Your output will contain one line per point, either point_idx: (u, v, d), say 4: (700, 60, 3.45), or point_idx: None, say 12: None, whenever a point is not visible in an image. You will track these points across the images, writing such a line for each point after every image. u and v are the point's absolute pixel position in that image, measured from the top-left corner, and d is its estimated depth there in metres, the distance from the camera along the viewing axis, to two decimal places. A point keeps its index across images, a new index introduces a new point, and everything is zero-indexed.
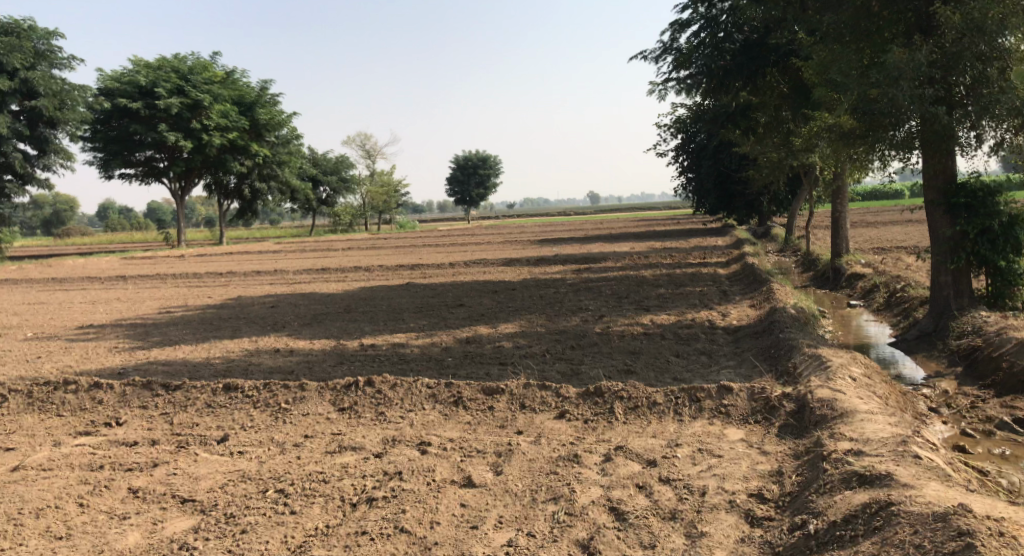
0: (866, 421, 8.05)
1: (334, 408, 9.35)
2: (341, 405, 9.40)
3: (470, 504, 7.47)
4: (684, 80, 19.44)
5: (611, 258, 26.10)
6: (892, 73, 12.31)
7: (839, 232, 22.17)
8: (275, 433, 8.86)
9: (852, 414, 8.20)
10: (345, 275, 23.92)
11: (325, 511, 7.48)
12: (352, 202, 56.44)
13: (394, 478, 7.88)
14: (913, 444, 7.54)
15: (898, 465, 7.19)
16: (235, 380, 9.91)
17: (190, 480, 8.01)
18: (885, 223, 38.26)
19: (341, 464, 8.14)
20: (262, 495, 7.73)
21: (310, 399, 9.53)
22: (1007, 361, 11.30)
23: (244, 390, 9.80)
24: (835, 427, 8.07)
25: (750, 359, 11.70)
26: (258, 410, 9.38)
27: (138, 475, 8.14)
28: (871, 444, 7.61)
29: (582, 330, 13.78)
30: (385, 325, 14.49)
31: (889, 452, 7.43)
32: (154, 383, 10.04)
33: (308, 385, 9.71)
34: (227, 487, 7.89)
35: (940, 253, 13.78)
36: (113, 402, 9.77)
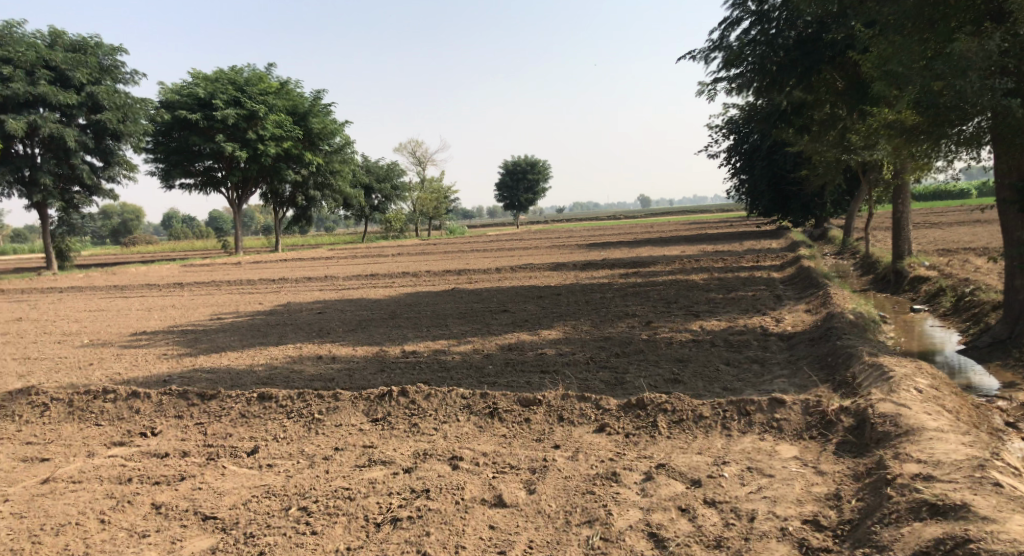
0: (935, 439, 7.51)
1: (367, 419, 9.12)
2: (374, 416, 9.15)
3: (499, 527, 7.19)
4: (735, 79, 18.89)
5: (662, 262, 25.57)
6: (958, 65, 11.75)
7: (901, 234, 21.35)
8: (304, 445, 8.65)
9: (918, 431, 7.65)
10: (393, 281, 23.81)
11: (347, 531, 7.29)
12: (403, 208, 56.65)
13: (421, 496, 7.62)
14: (991, 469, 7.01)
15: (977, 495, 6.72)
16: (270, 389, 9.69)
17: (214, 496, 7.86)
18: (948, 223, 37.00)
19: (368, 480, 7.89)
20: (283, 513, 7.56)
21: (343, 409, 9.31)
22: None
23: (278, 400, 9.58)
24: (899, 446, 7.55)
25: (806, 368, 11.16)
26: (291, 421, 9.19)
27: (162, 489, 8.02)
28: (942, 467, 7.11)
29: (629, 336, 13.36)
30: (429, 331, 14.24)
31: (964, 477, 6.93)
32: (190, 392, 9.91)
33: (342, 395, 9.48)
34: (250, 504, 7.71)
35: (1014, 256, 13.06)
36: (149, 412, 9.68)
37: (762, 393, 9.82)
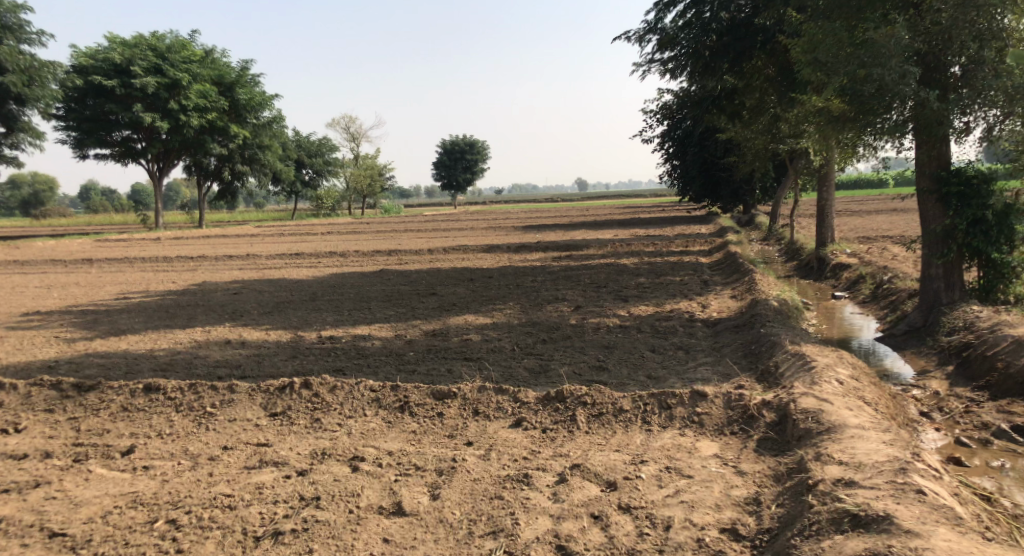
0: (856, 438, 7.34)
1: (265, 414, 8.66)
2: (273, 410, 8.72)
3: (394, 540, 6.75)
4: (667, 62, 18.73)
5: (595, 245, 25.37)
6: (880, 55, 11.85)
7: (825, 220, 21.57)
8: (189, 444, 8.14)
9: (840, 428, 7.50)
10: (318, 261, 23.07)
11: (220, 548, 6.76)
12: (335, 185, 55.42)
13: (310, 505, 7.16)
14: (912, 473, 6.83)
15: (900, 505, 6.49)
16: (157, 380, 9.23)
17: (69, 507, 7.27)
18: (871, 212, 37.84)
19: (255, 485, 7.42)
20: (148, 527, 7.00)
21: (238, 403, 8.85)
22: (1002, 361, 10.68)
23: (165, 391, 9.13)
24: (821, 445, 7.37)
25: (729, 356, 11.03)
26: (180, 415, 8.70)
27: (7, 500, 7.41)
28: (864, 470, 6.91)
29: (556, 321, 13.06)
30: (350, 315, 13.68)
31: (888, 484, 6.72)
32: (64, 383, 9.34)
33: (238, 386, 9.06)
34: (109, 516, 7.14)
35: (930, 245, 13.20)
36: (16, 405, 9.07)
37: (683, 384, 9.63)
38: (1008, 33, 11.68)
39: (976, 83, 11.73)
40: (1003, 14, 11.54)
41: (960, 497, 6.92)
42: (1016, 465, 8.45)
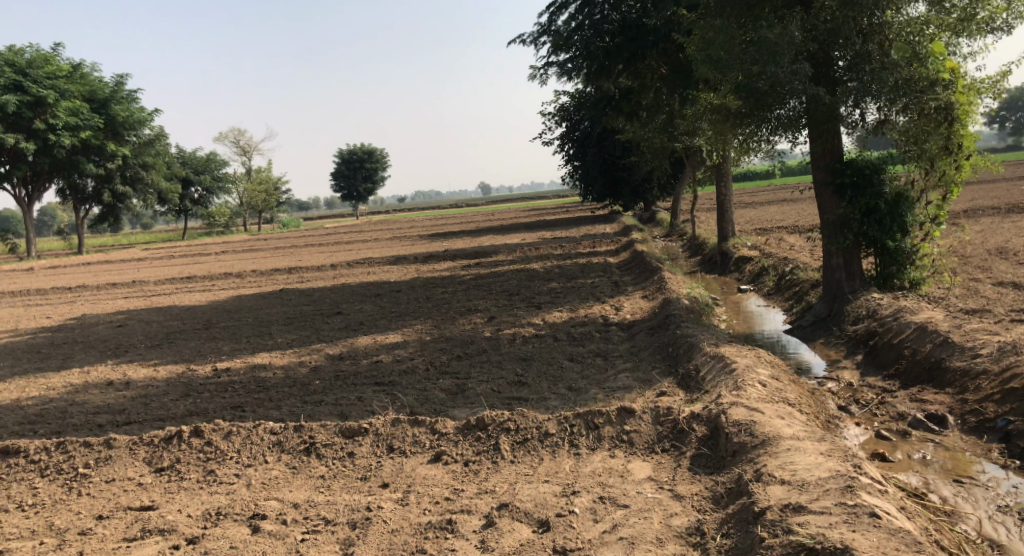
0: (793, 451, 7.11)
1: (149, 470, 7.94)
2: (158, 465, 7.99)
3: None
4: (564, 64, 18.45)
5: (503, 251, 25.03)
6: (771, 51, 11.84)
7: (725, 214, 21.75)
8: (56, 517, 7.32)
9: (775, 440, 7.26)
10: (212, 284, 21.97)
11: None
12: (228, 202, 53.47)
13: None
14: (859, 490, 6.55)
15: (857, 532, 6.17)
16: (19, 442, 8.42)
17: None
18: (765, 203, 38.75)
19: None
20: None
21: (116, 461, 8.09)
22: (909, 348, 10.72)
23: (27, 454, 8.32)
24: (760, 461, 7.10)
25: (648, 361, 10.77)
26: (46, 481, 7.92)
27: None
28: (809, 491, 6.62)
29: (469, 335, 12.58)
30: (248, 343, 12.84)
31: (838, 508, 6.41)
32: None
33: (115, 441, 8.28)
34: None
35: (828, 235, 13.34)
36: None
37: (603, 399, 9.30)
38: (888, 28, 11.87)
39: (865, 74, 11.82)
40: (882, 9, 11.74)
41: (906, 511, 6.69)
42: (937, 457, 8.41)
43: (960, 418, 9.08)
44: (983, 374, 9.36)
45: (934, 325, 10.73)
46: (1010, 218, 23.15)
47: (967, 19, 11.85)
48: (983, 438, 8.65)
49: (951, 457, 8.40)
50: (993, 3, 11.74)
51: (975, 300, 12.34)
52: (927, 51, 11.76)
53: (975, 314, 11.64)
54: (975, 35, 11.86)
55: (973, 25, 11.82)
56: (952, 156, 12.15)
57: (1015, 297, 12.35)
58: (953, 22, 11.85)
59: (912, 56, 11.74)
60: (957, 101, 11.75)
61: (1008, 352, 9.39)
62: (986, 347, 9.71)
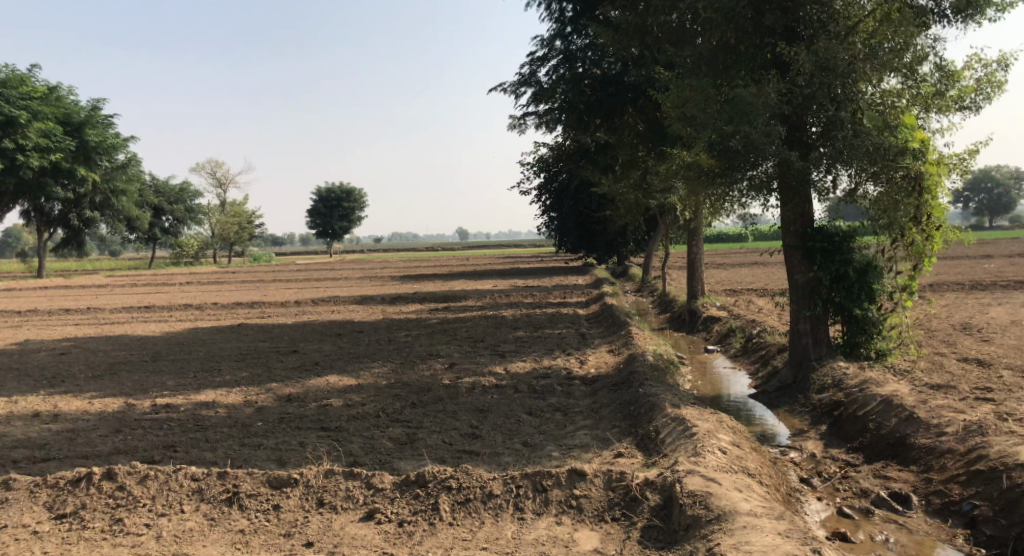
0: (750, 528, 6.74)
1: (49, 516, 7.42)
2: (61, 510, 7.47)
3: None
4: (543, 115, 18.38)
5: (472, 297, 24.63)
6: (745, 111, 11.69)
7: (695, 273, 21.57)
8: None
9: (731, 515, 6.88)
10: (170, 315, 21.33)
11: None
12: (200, 233, 52.75)
13: None
14: None
15: None
16: None
17: None
18: (737, 264, 38.82)
19: None
20: None
21: (15, 505, 7.56)
22: (874, 422, 10.45)
23: None
24: (713, 538, 6.71)
25: (608, 419, 10.37)
26: None
27: None
28: None
29: (425, 382, 12.12)
30: (195, 378, 12.29)
31: None
32: None
33: (16, 484, 7.76)
34: None
35: (796, 300, 13.16)
36: None
37: (557, 458, 8.87)
38: (862, 98, 11.79)
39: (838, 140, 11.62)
40: (857, 79, 11.66)
41: None
42: (901, 539, 8.10)
43: (924, 498, 8.76)
44: (949, 454, 9.10)
45: (901, 399, 10.47)
46: (977, 294, 23.23)
47: (938, 94, 11.93)
48: (948, 521, 8.33)
49: (914, 541, 8.08)
50: (963, 82, 11.88)
51: (941, 375, 12.13)
52: (898, 121, 11.73)
53: (941, 388, 11.42)
54: (947, 110, 11.90)
55: (945, 100, 11.88)
56: (921, 224, 12.04)
57: (981, 374, 12.17)
58: (926, 96, 11.87)
59: (883, 126, 11.65)
60: (926, 171, 11.68)
61: (975, 433, 9.15)
62: (953, 426, 9.47)
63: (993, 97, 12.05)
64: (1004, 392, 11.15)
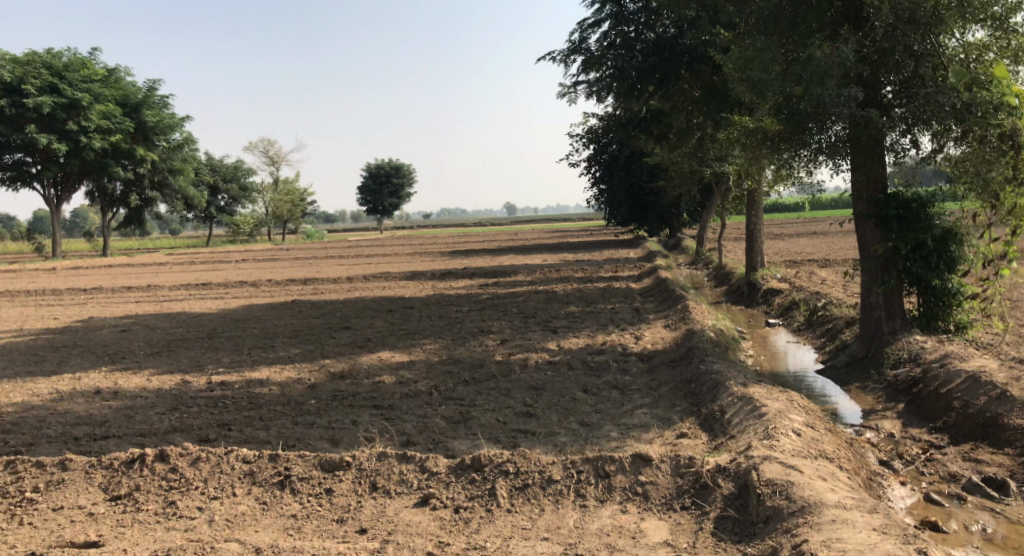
0: (841, 524, 6.24)
1: (104, 498, 7.33)
2: (115, 492, 7.39)
3: None
4: (593, 83, 17.78)
5: (524, 271, 24.33)
6: (817, 70, 11.04)
7: (754, 245, 20.93)
8: None
9: (817, 508, 6.43)
10: (224, 292, 21.43)
11: None
12: (254, 211, 53.27)
13: None
14: None
15: None
16: None
17: None
18: (793, 235, 37.91)
19: None
20: None
21: (71, 486, 7.50)
22: (959, 400, 9.91)
23: None
24: (797, 531, 6.29)
25: (668, 398, 9.99)
26: None
27: None
28: None
29: (479, 358, 11.87)
30: (249, 355, 12.21)
31: None
32: None
33: (71, 464, 7.71)
34: None
35: (869, 271, 12.53)
36: None
37: (618, 438, 8.54)
38: (946, 53, 11.12)
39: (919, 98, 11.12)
40: (940, 31, 10.99)
41: None
42: (1001, 529, 7.69)
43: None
44: None
45: (987, 376, 9.91)
46: None
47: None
48: None
49: (1015, 532, 7.63)
50: None
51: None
52: (988, 75, 10.96)
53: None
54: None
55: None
56: None
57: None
58: (1018, 47, 11.04)
59: (971, 82, 10.95)
60: None
61: None
62: None
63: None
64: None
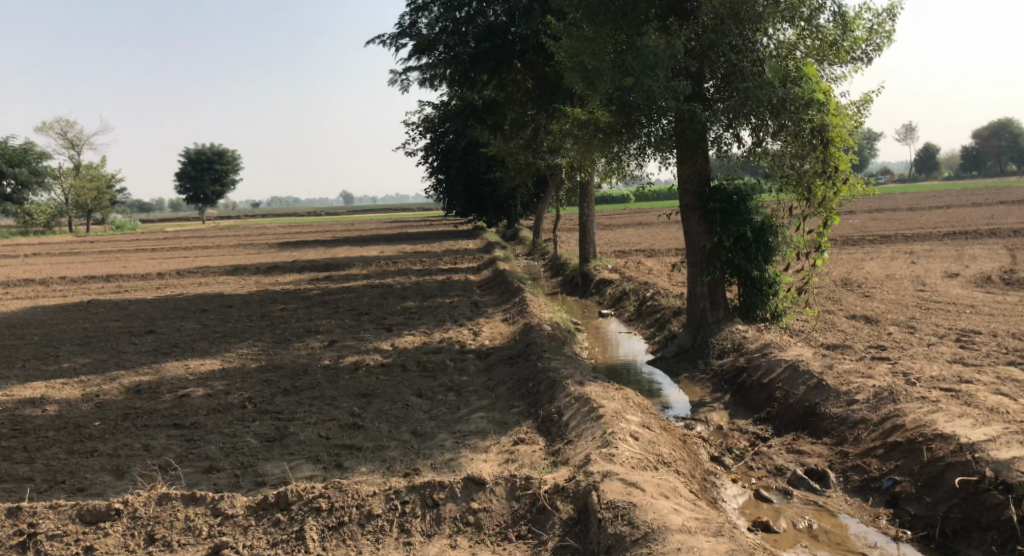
0: (685, 551, 5.80)
1: None
2: None
3: None
4: (425, 69, 16.70)
5: (355, 264, 23.19)
6: (647, 61, 10.78)
7: (587, 236, 20.86)
8: None
9: (661, 534, 5.95)
10: (8, 293, 18.99)
11: None
12: (50, 200, 48.55)
13: None
14: None
15: None
16: None
17: None
18: (624, 225, 38.69)
19: None
20: None
21: None
22: (781, 391, 9.92)
23: None
24: None
25: (504, 399, 9.44)
26: None
27: None
28: None
29: (302, 363, 10.85)
30: (23, 370, 10.60)
31: None
32: None
33: None
34: None
35: (695, 263, 12.47)
36: None
37: (452, 449, 7.84)
38: (763, 51, 11.14)
39: (739, 93, 10.95)
40: (759, 25, 11.04)
41: None
42: (823, 525, 7.54)
43: (841, 475, 8.26)
44: (862, 423, 8.62)
45: (806, 365, 10.00)
46: (856, 250, 23.55)
47: (834, 45, 11.32)
48: (869, 501, 7.80)
49: (836, 527, 7.51)
50: (855, 33, 11.32)
51: (834, 335, 11.88)
52: (799, 73, 11.15)
53: (840, 350, 11.09)
54: (842, 61, 11.35)
55: (841, 51, 11.30)
56: (829, 177, 11.35)
57: (872, 333, 12.00)
58: (822, 47, 11.26)
59: (784, 78, 11.11)
60: (830, 123, 11.05)
61: (887, 400, 8.71)
62: (863, 393, 9.03)
63: (882, 48, 11.65)
64: (897, 351, 10.96)
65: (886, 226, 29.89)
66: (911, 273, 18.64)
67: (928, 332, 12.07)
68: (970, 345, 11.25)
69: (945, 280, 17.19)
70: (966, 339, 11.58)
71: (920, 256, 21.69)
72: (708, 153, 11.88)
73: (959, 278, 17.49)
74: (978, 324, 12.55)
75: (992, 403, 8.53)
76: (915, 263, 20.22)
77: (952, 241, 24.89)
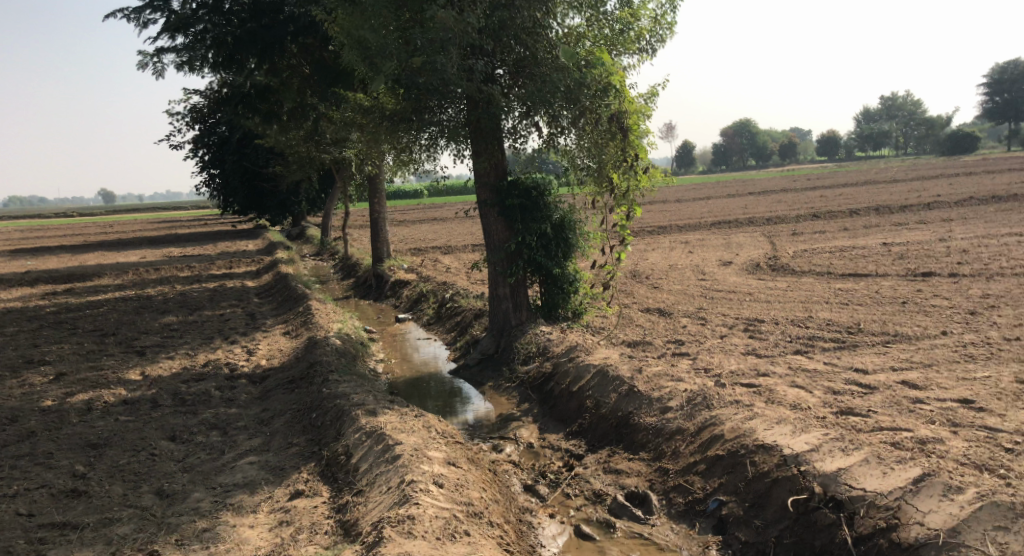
0: None
1: None
2: None
3: None
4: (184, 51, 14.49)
5: (109, 274, 20.33)
6: (438, 38, 9.54)
7: (379, 233, 19.45)
8: None
9: None
10: None
11: None
12: None
13: None
14: None
15: None
16: None
17: None
18: (413, 220, 37.55)
19: None
20: None
21: None
22: (592, 400, 9.06)
23: None
24: None
25: (282, 435, 7.92)
26: None
27: None
28: None
29: (18, 406, 8.69)
30: None
31: None
32: None
33: None
34: None
35: (495, 261, 11.40)
36: None
37: (208, 514, 6.24)
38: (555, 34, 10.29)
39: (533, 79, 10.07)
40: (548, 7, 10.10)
41: None
42: None
43: (664, 498, 7.49)
44: (678, 435, 7.89)
45: (615, 369, 9.22)
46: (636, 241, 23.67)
47: (621, 35, 10.55)
48: (696, 527, 7.07)
49: None
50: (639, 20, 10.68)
51: (634, 331, 11.26)
52: (592, 59, 10.17)
53: (639, 347, 10.47)
54: (630, 51, 10.60)
55: (628, 41, 10.52)
56: (629, 168, 10.53)
57: (668, 327, 11.50)
58: (610, 37, 10.47)
59: (578, 65, 10.12)
60: (626, 111, 10.23)
61: (700, 406, 8.06)
62: (675, 399, 8.33)
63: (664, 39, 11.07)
64: (694, 345, 10.44)
65: (659, 217, 30.59)
66: (690, 262, 18.76)
67: (719, 322, 11.73)
68: (758, 334, 10.95)
69: (721, 268, 17.31)
70: (753, 328, 11.28)
71: (695, 245, 22.00)
72: (505, 144, 10.92)
73: (733, 265, 17.70)
74: (763, 311, 12.41)
75: (791, 398, 8.10)
76: (692, 253, 20.43)
77: (720, 229, 25.73)
